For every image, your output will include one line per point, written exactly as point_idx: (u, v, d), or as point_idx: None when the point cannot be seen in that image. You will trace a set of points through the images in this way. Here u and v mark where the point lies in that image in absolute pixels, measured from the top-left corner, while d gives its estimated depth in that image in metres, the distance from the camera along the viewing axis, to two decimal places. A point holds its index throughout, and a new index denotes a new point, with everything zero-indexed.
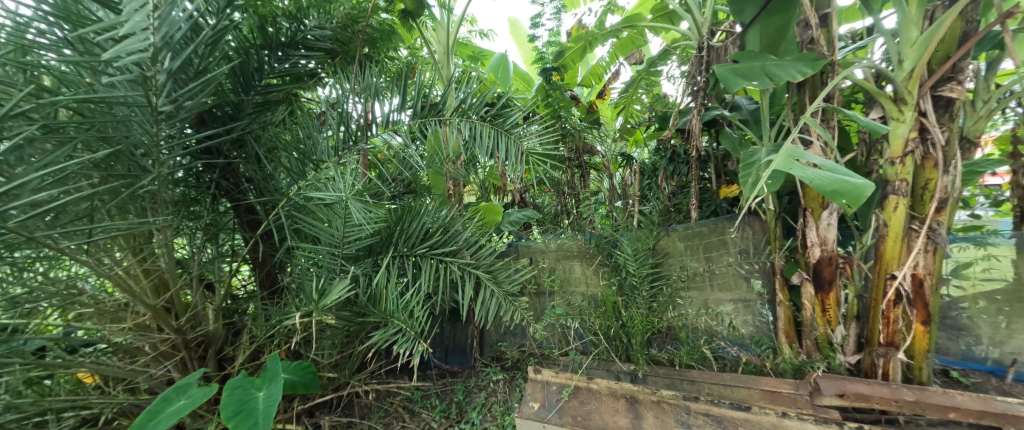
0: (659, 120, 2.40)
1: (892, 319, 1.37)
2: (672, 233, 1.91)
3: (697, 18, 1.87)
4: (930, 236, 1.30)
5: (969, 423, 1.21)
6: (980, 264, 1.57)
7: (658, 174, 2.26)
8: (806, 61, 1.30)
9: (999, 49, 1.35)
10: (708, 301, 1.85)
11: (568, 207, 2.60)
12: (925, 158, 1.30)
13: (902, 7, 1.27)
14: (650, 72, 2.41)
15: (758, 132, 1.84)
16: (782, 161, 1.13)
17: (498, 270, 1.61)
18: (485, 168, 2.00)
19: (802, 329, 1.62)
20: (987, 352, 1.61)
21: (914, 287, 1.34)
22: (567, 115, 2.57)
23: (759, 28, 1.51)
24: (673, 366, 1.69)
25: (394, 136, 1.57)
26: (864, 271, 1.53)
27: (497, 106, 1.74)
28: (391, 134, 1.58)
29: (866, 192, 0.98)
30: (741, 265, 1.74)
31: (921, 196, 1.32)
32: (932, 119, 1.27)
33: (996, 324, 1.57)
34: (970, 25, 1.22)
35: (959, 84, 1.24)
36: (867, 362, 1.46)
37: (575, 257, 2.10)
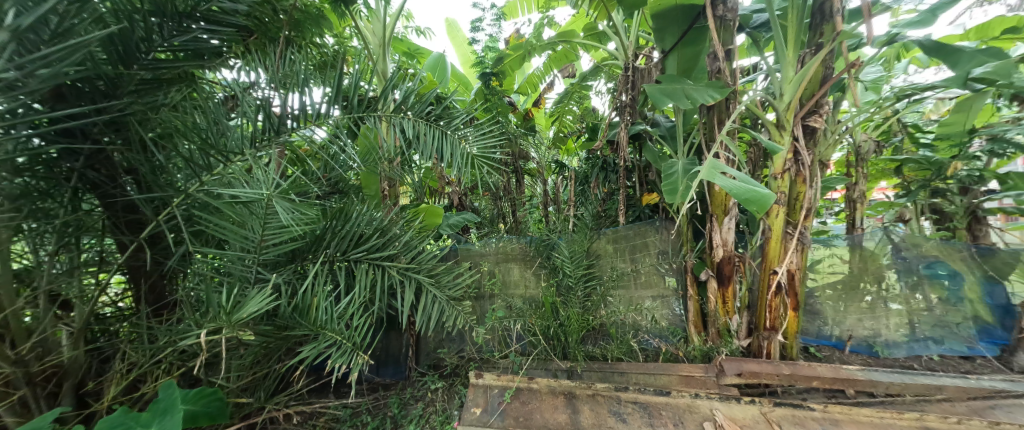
0: (590, 131, 2.58)
1: (774, 308, 1.67)
2: (603, 236, 2.06)
3: (622, 41, 2.07)
4: (800, 238, 1.62)
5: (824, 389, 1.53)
6: (826, 260, 2.04)
7: (590, 181, 2.43)
8: (716, 87, 1.52)
9: (841, 92, 1.74)
10: (633, 298, 1.99)
11: (505, 210, 2.64)
12: (797, 175, 1.60)
13: (784, 50, 1.55)
14: (582, 86, 2.59)
15: (674, 147, 2.08)
16: (707, 172, 1.30)
17: (439, 275, 1.55)
18: (424, 169, 1.94)
19: (708, 319, 1.88)
20: (832, 330, 2.07)
21: (789, 280, 1.65)
22: (505, 120, 2.60)
23: (676, 55, 1.73)
24: (605, 361, 1.81)
25: (314, 124, 1.37)
26: (754, 267, 1.84)
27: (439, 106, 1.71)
28: (313, 129, 1.38)
29: (770, 200, 1.19)
30: (661, 265, 1.96)
31: (794, 205, 1.62)
32: (803, 143, 1.57)
33: (837, 308, 2.05)
34: (828, 70, 1.54)
35: (819, 117, 1.56)
36: (755, 344, 1.76)
37: (513, 260, 2.14)
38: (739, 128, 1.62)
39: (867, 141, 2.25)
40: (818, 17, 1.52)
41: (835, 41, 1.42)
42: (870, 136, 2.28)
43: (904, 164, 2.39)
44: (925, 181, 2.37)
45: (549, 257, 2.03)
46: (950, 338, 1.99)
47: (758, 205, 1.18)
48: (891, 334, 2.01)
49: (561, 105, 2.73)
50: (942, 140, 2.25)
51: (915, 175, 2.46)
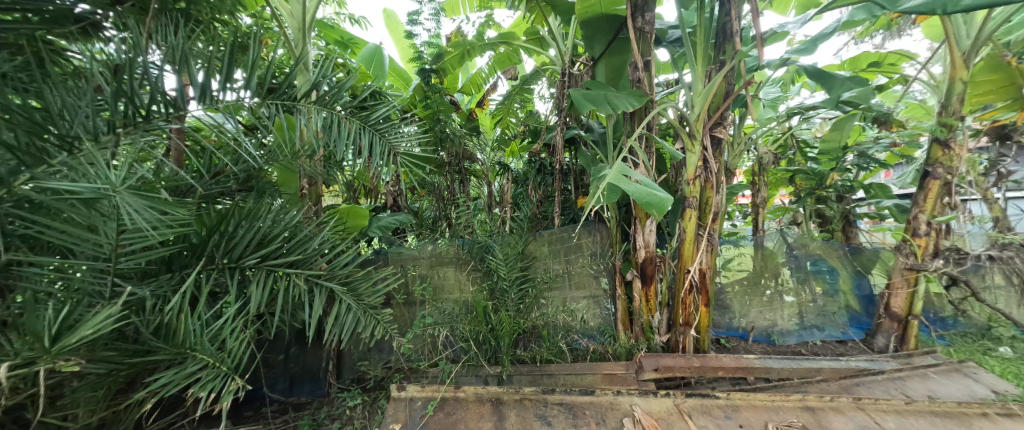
0: (532, 134, 2.58)
1: (688, 304, 1.80)
2: (538, 237, 2.06)
3: (559, 47, 2.10)
4: (709, 240, 1.77)
5: (724, 377, 1.70)
6: (736, 258, 2.26)
7: (528, 184, 2.43)
8: (635, 96, 1.61)
9: (743, 109, 1.94)
10: (567, 300, 2.02)
11: (448, 213, 2.42)
12: (707, 182, 1.75)
13: (694, 66, 1.68)
14: (523, 89, 2.58)
15: (606, 152, 2.15)
16: (614, 177, 1.38)
17: (357, 281, 1.43)
18: (349, 167, 1.81)
19: (633, 318, 1.98)
20: (738, 322, 2.30)
21: (700, 278, 1.79)
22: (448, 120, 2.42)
23: (605, 63, 1.82)
24: (535, 363, 1.83)
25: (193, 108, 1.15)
26: (672, 266, 1.97)
27: (363, 99, 1.60)
28: (223, 118, 1.21)
29: (667, 204, 1.31)
30: (592, 266, 2.01)
31: (705, 209, 1.77)
32: (711, 152, 1.72)
33: (741, 302, 2.29)
34: (730, 86, 1.70)
35: (723, 129, 1.72)
36: (673, 339, 1.89)
37: (448, 264, 2.06)
38: (649, 135, 1.71)
39: (767, 154, 2.54)
40: (721, 37, 1.67)
41: (734, 59, 1.57)
42: (769, 149, 2.57)
43: (796, 174, 2.74)
44: (812, 189, 2.74)
45: (485, 259, 1.98)
46: (829, 324, 2.31)
47: (657, 208, 1.29)
48: (784, 323, 2.29)
49: (506, 103, 2.64)
50: (824, 154, 2.61)
51: (805, 184, 2.83)
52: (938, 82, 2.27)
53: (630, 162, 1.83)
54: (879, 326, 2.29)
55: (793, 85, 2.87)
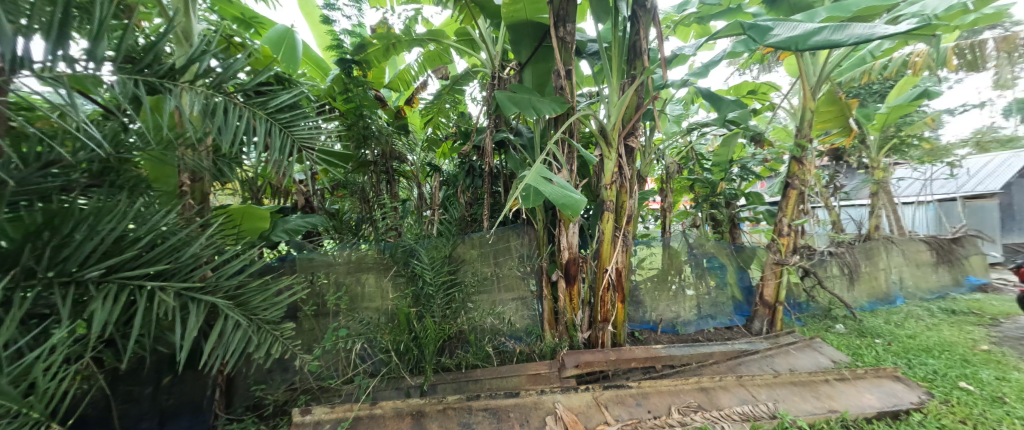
0: (462, 136, 2.52)
1: (606, 301, 1.96)
2: (465, 240, 2.00)
3: (490, 51, 2.09)
4: (624, 241, 1.93)
5: (635, 366, 1.88)
6: (648, 257, 2.49)
7: (458, 186, 2.37)
8: (557, 102, 1.69)
9: (651, 122, 2.16)
10: (495, 302, 2.01)
11: (372, 216, 2.17)
12: (622, 187, 1.90)
13: (610, 79, 1.82)
14: (454, 89, 2.50)
15: (534, 157, 2.18)
16: (534, 178, 1.42)
17: (250, 294, 1.23)
18: (247, 162, 1.57)
19: (558, 317, 2.06)
20: (650, 316, 2.53)
21: (617, 277, 1.97)
22: (377, 117, 2.19)
23: (531, 69, 1.88)
24: (460, 370, 1.78)
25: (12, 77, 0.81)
26: (593, 266, 2.10)
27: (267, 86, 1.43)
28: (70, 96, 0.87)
29: (580, 205, 1.38)
30: (520, 268, 2.02)
31: (621, 212, 1.92)
32: (625, 161, 1.87)
33: (651, 297, 2.53)
34: (640, 100, 1.88)
35: (635, 139, 1.89)
36: (594, 335, 2.02)
37: (367, 270, 1.86)
38: (570, 141, 1.79)
39: (673, 164, 2.86)
40: (632, 54, 1.84)
41: (643, 75, 1.73)
42: (674, 161, 2.89)
43: (696, 182, 3.13)
44: (708, 196, 3.16)
45: (411, 265, 1.84)
46: (719, 313, 2.69)
47: (570, 209, 1.36)
48: (685, 314, 2.59)
49: (440, 101, 2.49)
50: (716, 166, 3.03)
51: (702, 192, 3.23)
52: (795, 110, 2.80)
53: (553, 167, 1.86)
54: (756, 312, 2.71)
55: (692, 106, 3.28)
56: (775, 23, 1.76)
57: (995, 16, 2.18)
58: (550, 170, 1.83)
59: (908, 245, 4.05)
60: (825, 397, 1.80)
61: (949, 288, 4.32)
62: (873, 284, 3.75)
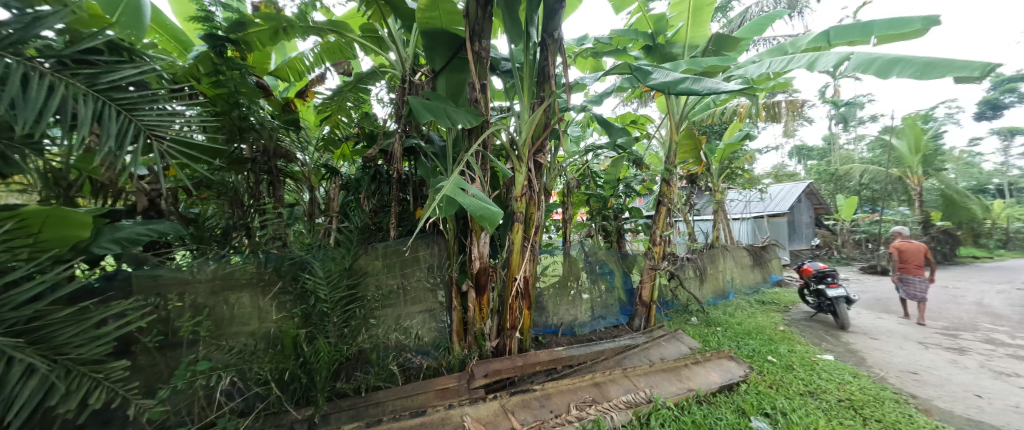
0: (367, 138, 2.32)
1: (515, 309, 2.06)
2: (369, 251, 1.83)
3: (400, 52, 1.99)
4: (531, 250, 2.05)
5: (538, 369, 2.04)
6: (552, 265, 2.67)
7: (361, 191, 2.18)
8: (472, 115, 1.73)
9: (556, 141, 2.35)
10: (401, 317, 1.90)
11: (248, 223, 1.80)
12: (531, 199, 2.01)
13: (521, 97, 1.94)
14: (359, 87, 2.26)
15: (446, 166, 2.14)
16: (451, 189, 1.40)
17: (56, 326, 0.92)
18: (56, 149, 1.17)
19: (467, 327, 2.06)
20: (552, 320, 2.71)
21: (524, 286, 2.09)
22: (258, 108, 1.84)
23: (445, 78, 1.87)
24: (359, 394, 1.62)
25: None
26: (502, 275, 2.16)
27: (108, 57, 1.13)
28: None
29: (497, 218, 1.41)
30: (428, 279, 1.97)
31: (529, 222, 2.02)
32: (534, 174, 2.00)
33: (553, 302, 2.72)
34: (548, 120, 2.04)
35: (542, 156, 2.04)
36: (502, 343, 2.08)
37: (240, 287, 1.52)
38: (484, 153, 1.83)
39: (572, 180, 3.15)
40: (541, 77, 1.99)
41: (551, 98, 1.91)
42: (574, 176, 3.19)
43: (591, 197, 3.51)
44: (600, 210, 3.57)
45: (303, 281, 1.59)
46: (608, 313, 3.05)
47: (488, 221, 1.38)
48: (581, 316, 2.86)
49: (342, 96, 2.22)
50: (607, 183, 3.49)
51: (596, 206, 3.66)
52: (665, 140, 3.38)
53: (467, 176, 1.87)
54: (636, 311, 3.15)
55: (589, 129, 3.71)
56: (653, 68, 2.13)
57: (786, 84, 3.02)
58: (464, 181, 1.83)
59: (737, 251, 5.24)
60: (685, 379, 2.19)
61: (760, 284, 5.72)
62: (716, 283, 4.73)
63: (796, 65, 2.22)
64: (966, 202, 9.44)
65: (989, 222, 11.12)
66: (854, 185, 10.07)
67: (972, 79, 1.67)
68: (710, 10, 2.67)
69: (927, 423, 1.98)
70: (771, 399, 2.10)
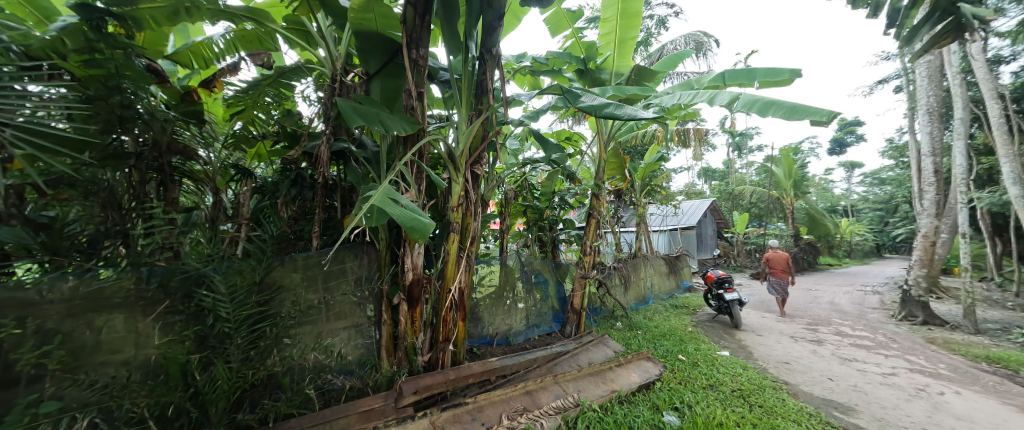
0: (288, 138, 2.09)
1: (449, 321, 2.03)
2: (285, 262, 1.65)
3: (331, 50, 1.86)
4: (467, 261, 2.04)
5: (470, 382, 2.06)
6: (488, 275, 2.69)
7: (278, 197, 1.91)
8: (408, 122, 1.69)
9: (494, 153, 2.40)
10: (322, 334, 1.77)
11: (127, 230, 1.43)
12: (467, 208, 2.00)
13: (459, 108, 1.94)
14: (280, 82, 2.05)
15: (379, 172, 2.04)
16: (380, 199, 1.35)
17: None
18: None
19: (397, 342, 1.97)
20: (488, 330, 2.71)
21: (459, 297, 2.06)
22: (146, 95, 1.54)
23: (379, 82, 1.81)
24: (265, 425, 1.44)
25: None
26: (437, 287, 2.09)
27: None
28: None
29: (429, 229, 1.39)
30: (355, 293, 1.87)
31: (466, 232, 2.01)
32: (471, 185, 2.00)
33: (489, 312, 2.73)
34: (486, 132, 2.08)
35: (480, 167, 2.07)
36: (434, 357, 2.05)
37: (110, 308, 1.24)
38: (418, 162, 1.79)
39: (510, 192, 3.22)
40: (479, 90, 2.03)
41: (488, 111, 1.95)
42: (511, 187, 3.27)
43: (527, 208, 3.61)
44: (536, 221, 3.70)
45: (200, 299, 1.36)
46: (541, 321, 3.16)
47: (419, 233, 1.35)
48: (516, 325, 2.92)
49: (261, 89, 1.97)
50: (543, 196, 3.64)
51: (533, 217, 3.78)
52: (596, 158, 3.64)
53: (400, 184, 1.80)
54: (568, 318, 3.30)
55: (526, 143, 3.86)
56: (583, 93, 2.31)
57: (692, 114, 3.47)
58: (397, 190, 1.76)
59: (656, 261, 5.81)
60: (610, 381, 2.34)
61: (675, 289, 6.40)
62: (638, 290, 5.17)
63: (699, 99, 2.57)
64: (822, 220, 11.72)
65: (837, 236, 13.92)
66: (746, 204, 11.87)
67: (822, 122, 2.11)
68: (633, 44, 2.94)
69: (794, 404, 2.39)
70: (680, 394, 2.36)
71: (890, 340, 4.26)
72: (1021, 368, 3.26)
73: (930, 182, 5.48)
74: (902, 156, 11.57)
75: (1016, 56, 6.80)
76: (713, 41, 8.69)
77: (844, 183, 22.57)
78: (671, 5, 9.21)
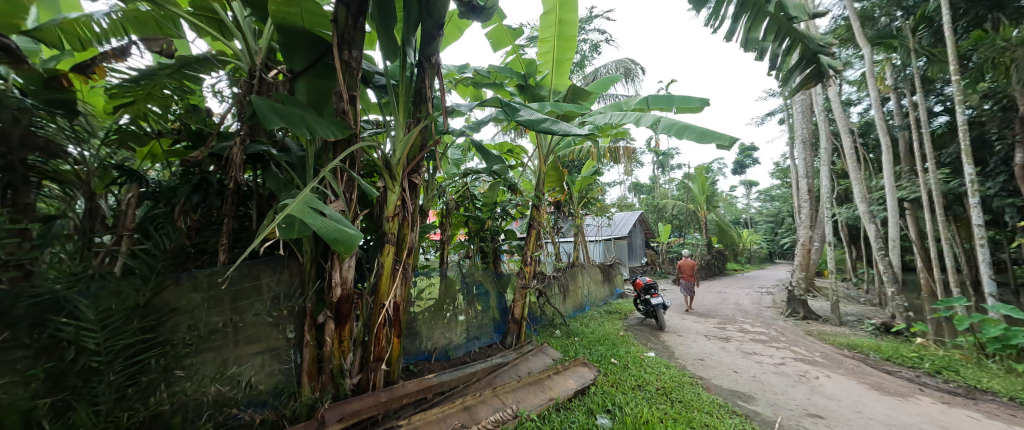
0: (191, 137, 1.80)
1: (382, 338, 1.91)
2: (182, 281, 1.41)
3: (249, 42, 1.67)
4: (403, 273, 1.95)
5: (405, 402, 1.97)
6: (427, 287, 2.59)
7: (174, 204, 1.62)
8: (338, 126, 1.59)
9: (433, 162, 2.35)
10: (227, 361, 1.54)
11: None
12: (404, 219, 1.93)
13: (396, 114, 1.88)
14: (183, 73, 1.79)
15: (304, 178, 1.86)
16: (298, 207, 1.23)
17: None
18: None
19: (321, 365, 1.79)
20: (426, 346, 2.60)
21: (394, 312, 1.96)
22: None
23: (306, 82, 1.68)
24: None
25: None
26: (369, 302, 1.96)
27: None
28: None
29: (356, 242, 1.31)
30: (271, 313, 1.67)
31: (401, 244, 1.93)
32: (407, 194, 1.92)
33: (428, 327, 2.62)
34: (424, 140, 2.03)
35: (418, 176, 2.01)
36: (364, 378, 1.92)
37: None
38: (347, 170, 1.66)
39: (450, 202, 3.17)
40: (418, 98, 1.99)
41: (427, 120, 1.92)
42: (452, 198, 3.22)
43: (469, 218, 3.59)
44: (477, 232, 3.68)
45: (55, 329, 1.08)
46: (482, 333, 3.13)
47: (344, 246, 1.26)
48: (456, 339, 2.85)
49: (158, 79, 1.68)
50: (484, 206, 3.64)
51: (474, 227, 3.76)
52: (536, 170, 3.75)
53: (325, 192, 1.67)
54: (509, 329, 3.31)
55: (467, 153, 3.84)
56: (521, 107, 2.38)
57: (622, 133, 3.77)
58: (322, 199, 1.63)
59: (592, 269, 6.11)
60: (548, 389, 2.39)
61: (609, 296, 6.79)
62: (576, 298, 5.39)
63: (627, 120, 2.80)
64: (729, 231, 13.42)
65: (741, 245, 16.04)
66: (669, 216, 13.14)
67: (725, 146, 2.43)
68: (569, 65, 3.12)
69: (707, 397, 2.66)
70: (612, 396, 2.49)
71: (779, 334, 4.98)
72: (869, 351, 4.03)
73: (806, 200, 6.60)
74: (785, 177, 13.80)
75: (860, 100, 8.56)
76: (640, 68, 9.59)
77: (744, 198, 26.19)
78: (603, 32, 9.95)
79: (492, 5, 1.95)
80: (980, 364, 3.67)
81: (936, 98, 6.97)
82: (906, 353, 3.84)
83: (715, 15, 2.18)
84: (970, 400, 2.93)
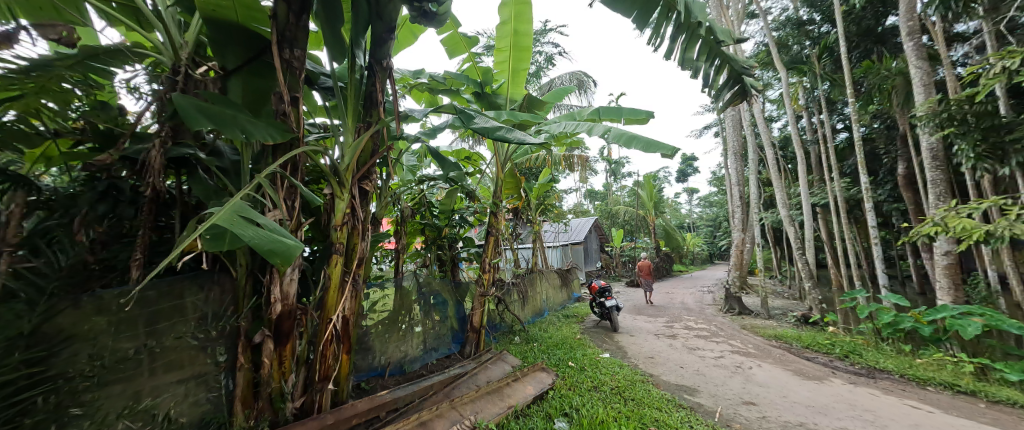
0: (100, 138, 1.58)
1: (329, 356, 1.79)
2: (82, 304, 1.22)
3: (174, 34, 1.51)
4: (353, 285, 1.85)
5: (354, 422, 1.85)
6: (381, 299, 2.48)
7: (75, 214, 1.39)
8: (278, 129, 1.48)
9: (386, 168, 2.27)
10: (141, 393, 1.36)
11: None
12: (353, 228, 1.83)
13: (344, 118, 1.79)
14: (90, 66, 1.57)
15: (238, 184, 1.71)
16: (227, 216, 1.12)
17: None
18: None
19: (258, 389, 1.61)
20: (380, 360, 2.48)
21: (343, 327, 1.84)
22: None
23: (240, 82, 1.55)
24: None
25: None
26: (314, 318, 1.82)
27: None
28: None
29: (295, 253, 1.21)
30: (196, 336, 1.49)
31: (351, 254, 1.83)
32: (357, 202, 1.83)
33: (382, 341, 2.50)
34: (375, 146, 1.95)
35: (369, 182, 1.92)
36: (309, 400, 1.77)
37: None
38: (287, 176, 1.54)
39: (405, 210, 3.07)
40: (368, 102, 1.91)
41: (378, 124, 1.85)
42: (408, 205, 3.13)
43: (425, 225, 3.51)
44: (434, 240, 3.59)
45: None
46: (440, 344, 3.05)
47: (281, 257, 1.16)
48: (412, 352, 2.75)
49: (56, 70, 1.43)
50: (441, 213, 3.56)
51: (431, 235, 3.66)
52: (493, 177, 3.77)
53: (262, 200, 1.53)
54: (467, 338, 3.26)
55: (423, 160, 3.76)
56: (477, 114, 2.39)
57: (576, 142, 3.91)
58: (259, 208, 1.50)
59: (550, 275, 6.23)
60: (506, 397, 2.37)
61: (566, 300, 6.96)
62: (534, 303, 5.46)
63: (581, 129, 2.91)
64: (675, 235, 14.42)
65: (685, 248, 17.30)
66: (621, 222, 13.83)
67: (668, 156, 2.62)
68: (524, 75, 3.20)
69: (656, 393, 2.81)
70: (569, 399, 2.53)
71: (719, 329, 5.42)
72: (792, 341, 4.51)
73: (739, 206, 7.27)
74: (721, 185, 15.18)
75: (779, 117, 9.66)
76: (592, 81, 10.06)
77: (687, 205, 28.46)
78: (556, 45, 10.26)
79: (444, 11, 1.94)
80: (877, 346, 4.26)
81: (838, 117, 8.06)
82: (821, 340, 4.36)
83: (656, 35, 2.35)
84: (872, 379, 3.38)
